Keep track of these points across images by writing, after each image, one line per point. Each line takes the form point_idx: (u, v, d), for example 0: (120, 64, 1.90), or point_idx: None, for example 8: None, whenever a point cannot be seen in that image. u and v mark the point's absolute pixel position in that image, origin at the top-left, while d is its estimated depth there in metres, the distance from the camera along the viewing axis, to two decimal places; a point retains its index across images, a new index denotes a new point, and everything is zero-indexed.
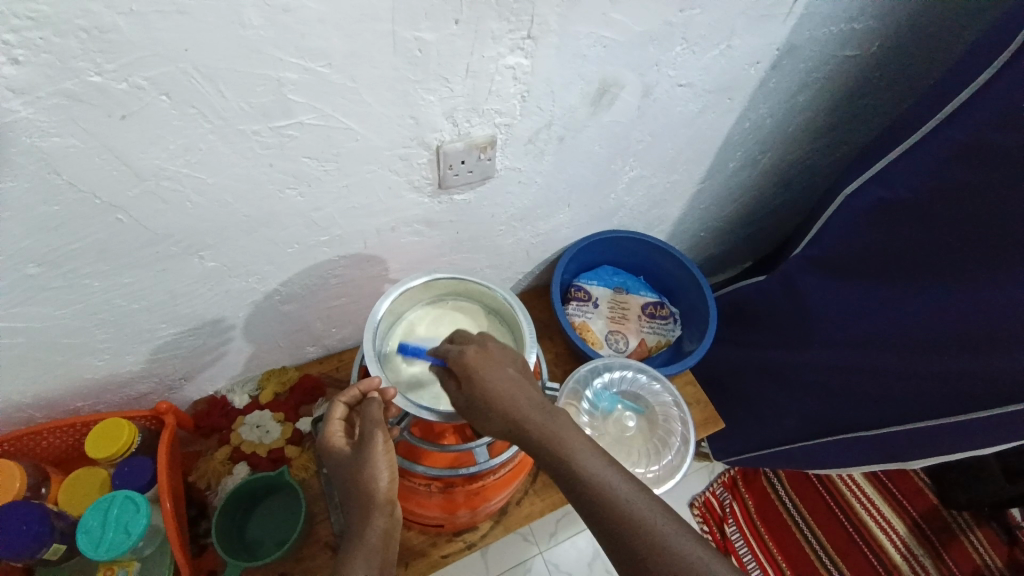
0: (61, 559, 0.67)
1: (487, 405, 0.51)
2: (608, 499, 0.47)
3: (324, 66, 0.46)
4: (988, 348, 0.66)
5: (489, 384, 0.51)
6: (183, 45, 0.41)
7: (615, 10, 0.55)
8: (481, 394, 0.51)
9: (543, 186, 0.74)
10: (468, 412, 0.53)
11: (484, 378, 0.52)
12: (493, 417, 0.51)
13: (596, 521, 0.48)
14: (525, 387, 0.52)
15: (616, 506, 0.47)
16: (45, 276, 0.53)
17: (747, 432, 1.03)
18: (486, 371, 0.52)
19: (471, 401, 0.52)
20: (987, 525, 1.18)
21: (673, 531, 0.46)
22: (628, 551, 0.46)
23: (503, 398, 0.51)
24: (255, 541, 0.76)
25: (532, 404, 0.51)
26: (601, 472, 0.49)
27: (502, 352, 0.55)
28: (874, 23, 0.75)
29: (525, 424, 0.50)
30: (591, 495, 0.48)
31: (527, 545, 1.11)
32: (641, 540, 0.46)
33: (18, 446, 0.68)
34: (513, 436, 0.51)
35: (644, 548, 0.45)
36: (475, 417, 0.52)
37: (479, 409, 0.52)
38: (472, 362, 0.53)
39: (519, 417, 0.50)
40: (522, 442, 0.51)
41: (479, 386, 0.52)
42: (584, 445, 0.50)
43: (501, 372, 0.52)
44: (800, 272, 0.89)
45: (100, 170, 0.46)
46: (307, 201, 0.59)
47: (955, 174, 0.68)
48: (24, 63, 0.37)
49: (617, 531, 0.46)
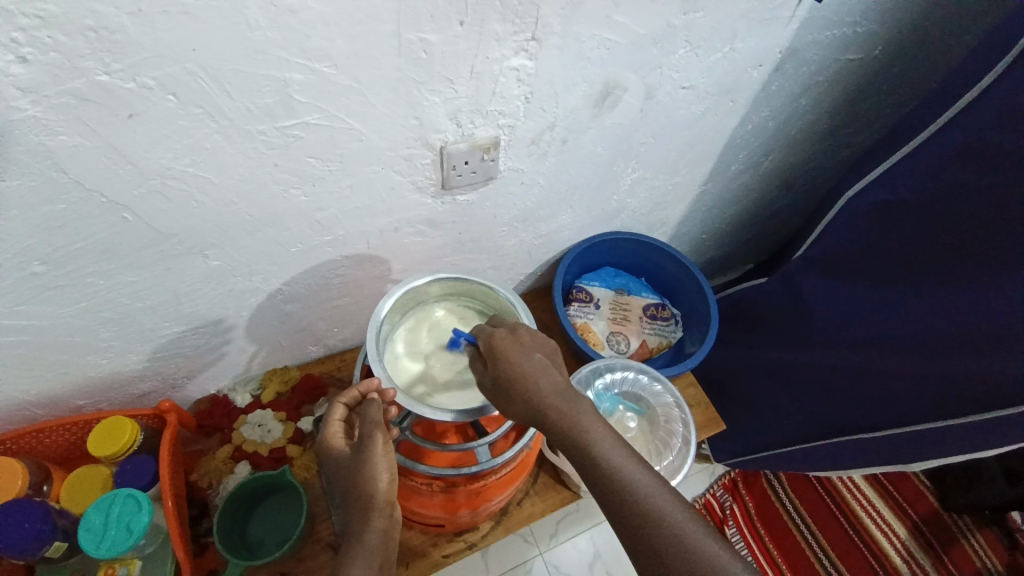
0: (63, 557, 0.67)
1: (511, 385, 0.52)
2: (631, 495, 0.47)
3: (328, 67, 0.47)
4: (989, 351, 0.67)
5: (516, 366, 0.52)
6: (188, 45, 0.41)
7: (618, 12, 0.55)
8: (507, 375, 0.52)
9: (545, 187, 0.74)
10: (493, 392, 0.53)
11: (512, 360, 0.53)
12: (515, 398, 0.52)
13: (616, 516, 0.48)
14: (550, 371, 0.53)
15: (638, 502, 0.47)
16: (49, 275, 0.53)
17: (748, 435, 1.03)
18: (514, 354, 0.53)
19: (496, 381, 0.53)
20: (987, 529, 1.18)
21: (684, 519, 0.47)
22: (647, 548, 0.46)
23: (529, 382, 0.51)
24: (255, 540, 0.76)
25: (555, 388, 0.52)
26: (617, 459, 0.49)
27: (532, 337, 0.56)
28: (876, 26, 0.75)
29: (546, 407, 0.51)
30: (609, 483, 0.48)
31: (528, 547, 1.11)
32: (660, 537, 0.46)
33: (21, 444, 0.68)
34: (533, 420, 0.52)
35: (663, 544, 0.46)
36: (499, 398, 0.53)
37: (503, 390, 0.52)
38: (500, 344, 0.54)
39: (541, 400, 0.51)
40: (541, 425, 0.52)
41: (506, 367, 0.52)
42: (602, 432, 0.51)
43: (529, 356, 0.53)
44: (802, 274, 0.89)
45: (105, 170, 0.47)
46: (310, 201, 0.59)
47: (957, 177, 0.68)
48: (31, 62, 0.38)
49: (636, 526, 0.47)
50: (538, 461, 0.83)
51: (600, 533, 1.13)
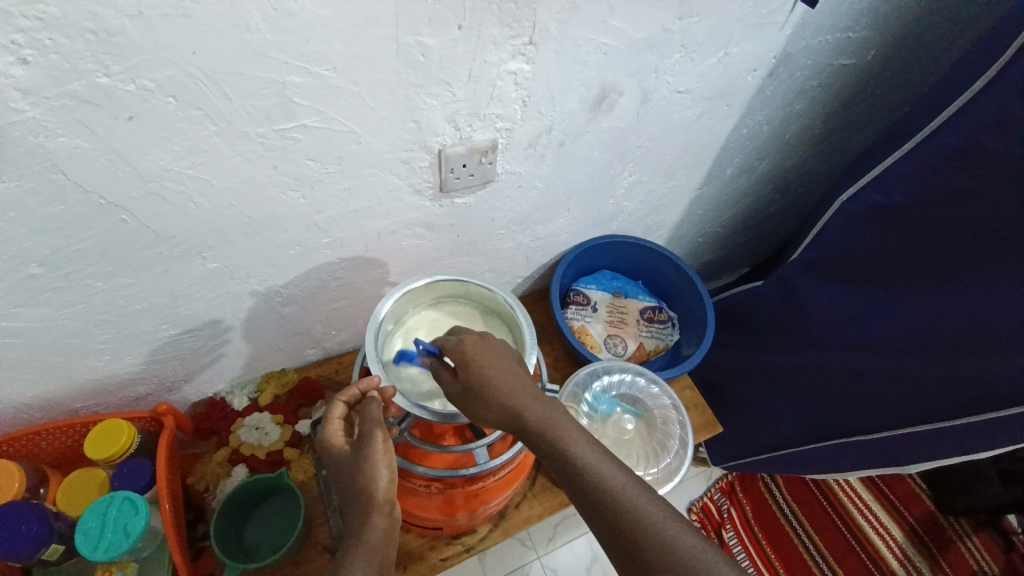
0: (59, 560, 0.67)
1: (483, 390, 0.52)
2: (608, 495, 0.48)
3: (327, 70, 0.47)
4: (983, 353, 0.67)
5: (489, 371, 0.52)
6: (188, 48, 0.41)
7: (614, 16, 0.56)
8: (480, 382, 0.52)
9: (543, 190, 0.75)
10: (464, 399, 0.53)
11: (484, 366, 0.53)
12: (487, 403, 0.51)
13: (592, 513, 0.48)
14: (519, 375, 0.53)
15: (618, 504, 0.48)
16: (46, 277, 0.53)
17: (745, 437, 1.03)
18: (485, 360, 0.53)
19: (468, 387, 0.52)
20: (983, 531, 1.18)
21: (657, 511, 0.48)
22: (630, 552, 0.47)
23: (503, 388, 0.51)
24: (252, 545, 0.76)
25: (526, 391, 0.52)
26: (589, 456, 0.50)
27: (500, 343, 0.56)
28: (869, 32, 0.76)
29: (519, 410, 0.51)
30: (584, 482, 0.49)
31: (525, 550, 1.11)
32: (635, 531, 0.47)
33: (17, 447, 0.68)
34: (505, 423, 0.52)
35: (638, 538, 0.47)
36: (471, 404, 0.53)
37: (476, 396, 0.52)
38: (471, 350, 0.54)
39: (513, 403, 0.51)
40: (513, 428, 0.52)
41: (478, 373, 0.52)
42: (574, 429, 0.51)
43: (501, 362, 0.53)
44: (798, 277, 0.90)
45: (104, 171, 0.47)
46: (308, 203, 0.59)
47: (949, 180, 0.69)
48: (31, 64, 0.38)
49: (612, 522, 0.47)
50: (537, 463, 0.83)
51: None
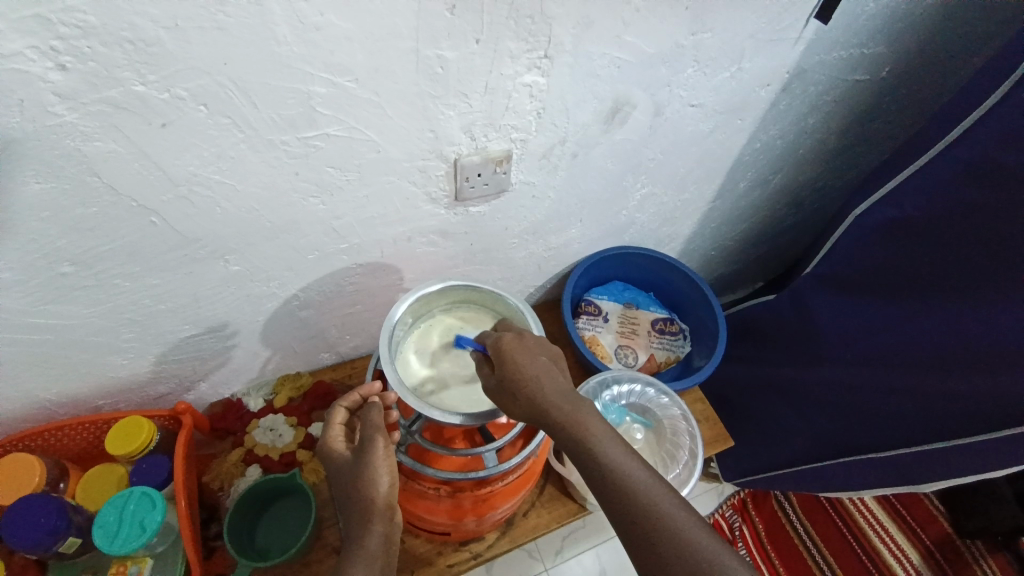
0: (75, 553, 0.68)
1: (515, 384, 0.53)
2: (622, 485, 0.48)
3: (350, 81, 0.49)
4: (997, 367, 0.66)
5: (521, 368, 0.53)
6: (221, 59, 0.43)
7: (628, 32, 0.57)
8: (512, 376, 0.53)
9: (556, 201, 0.76)
10: (497, 392, 0.54)
11: (516, 361, 0.54)
12: (517, 397, 0.53)
13: (605, 499, 0.49)
14: (553, 373, 0.54)
15: (630, 494, 0.48)
16: (77, 275, 0.55)
17: (755, 453, 1.03)
18: (520, 358, 0.54)
19: (502, 381, 0.54)
20: (999, 554, 1.15)
21: (670, 500, 0.48)
22: (640, 540, 0.47)
23: (534, 382, 0.52)
24: (263, 547, 0.77)
25: (556, 386, 0.53)
26: (607, 447, 0.50)
27: (537, 341, 0.57)
28: (882, 48, 0.76)
29: (544, 405, 0.52)
30: (600, 471, 0.49)
31: (533, 563, 1.10)
32: (645, 519, 0.47)
33: (39, 441, 0.70)
34: (533, 417, 0.53)
35: (650, 528, 0.47)
36: (503, 399, 0.54)
37: (507, 391, 0.53)
38: (507, 347, 0.55)
39: (541, 398, 0.52)
40: (541, 422, 0.52)
41: (512, 368, 0.53)
42: (598, 422, 0.52)
43: (534, 359, 0.54)
44: (810, 290, 0.90)
45: (136, 175, 0.49)
46: (328, 209, 0.61)
47: (965, 193, 0.69)
48: (70, 70, 0.40)
49: (621, 508, 0.48)
50: (545, 472, 0.84)
51: (606, 550, 1.12)
